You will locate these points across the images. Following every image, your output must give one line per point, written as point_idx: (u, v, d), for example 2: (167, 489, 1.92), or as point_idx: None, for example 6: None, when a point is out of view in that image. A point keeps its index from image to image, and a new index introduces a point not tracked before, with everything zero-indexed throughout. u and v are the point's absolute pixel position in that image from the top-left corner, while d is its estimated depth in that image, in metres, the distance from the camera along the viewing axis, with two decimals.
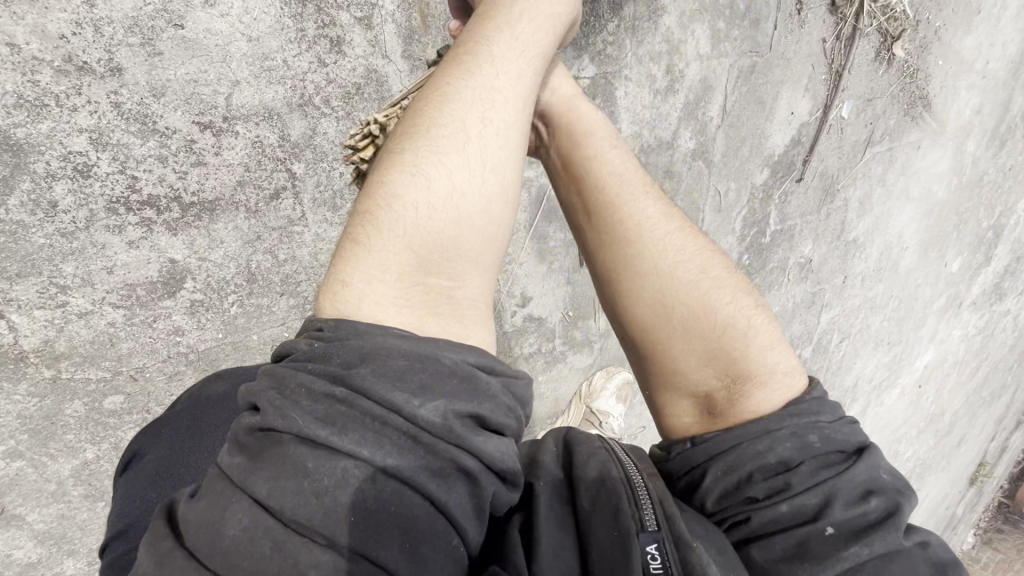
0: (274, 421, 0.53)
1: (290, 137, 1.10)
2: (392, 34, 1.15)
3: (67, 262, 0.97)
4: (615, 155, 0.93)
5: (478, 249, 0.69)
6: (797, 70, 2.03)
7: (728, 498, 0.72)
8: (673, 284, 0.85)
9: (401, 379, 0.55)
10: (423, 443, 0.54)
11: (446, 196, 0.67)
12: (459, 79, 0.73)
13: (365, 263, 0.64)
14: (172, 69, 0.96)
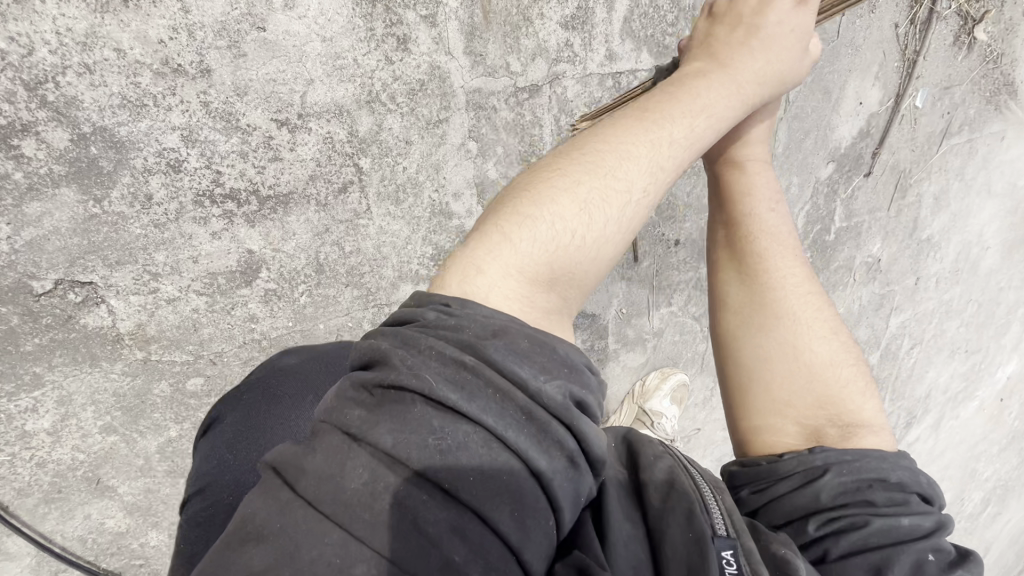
0: (404, 379, 0.61)
1: (358, 133, 1.15)
2: (456, 32, 1.18)
3: (159, 251, 1.04)
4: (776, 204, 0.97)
5: (583, 273, 0.76)
6: (866, 58, 1.94)
7: (844, 496, 0.71)
8: (810, 328, 0.89)
9: (527, 358, 0.63)
10: (537, 418, 0.61)
11: (599, 229, 0.75)
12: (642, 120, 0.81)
13: (520, 245, 0.71)
14: (254, 69, 1.02)
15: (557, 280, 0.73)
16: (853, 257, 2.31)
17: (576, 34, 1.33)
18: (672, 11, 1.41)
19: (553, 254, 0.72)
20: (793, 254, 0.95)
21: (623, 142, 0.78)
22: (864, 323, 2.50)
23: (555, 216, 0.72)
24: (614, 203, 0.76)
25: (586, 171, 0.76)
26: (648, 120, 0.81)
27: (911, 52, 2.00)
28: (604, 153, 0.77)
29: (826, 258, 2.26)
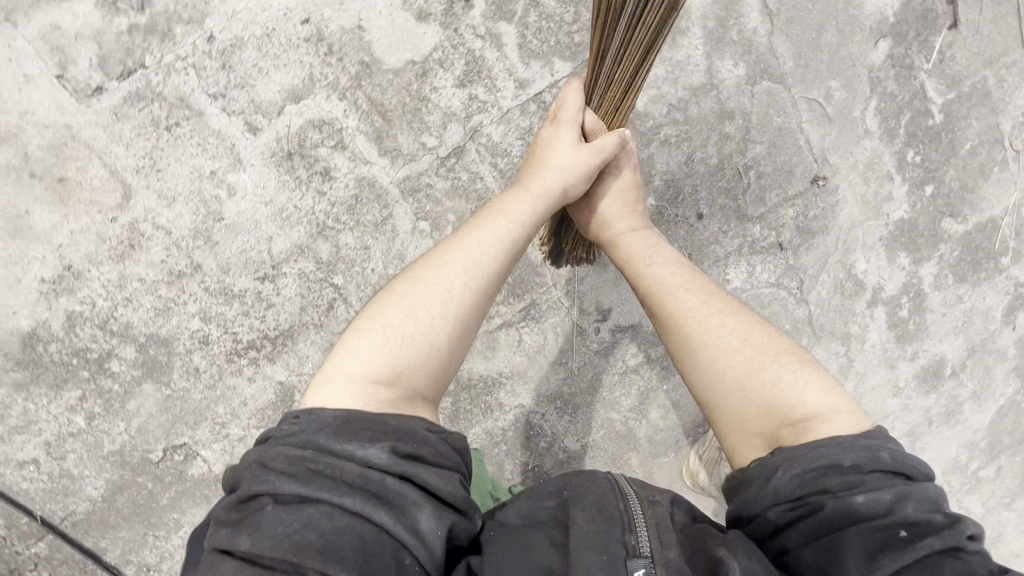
0: (257, 488, 0.71)
1: (323, 259, 1.35)
2: (364, 142, 1.33)
3: (218, 405, 1.35)
4: (659, 253, 1.10)
5: (427, 377, 0.88)
6: None
7: (805, 488, 0.77)
8: (725, 346, 0.95)
9: (354, 434, 0.75)
10: (371, 480, 0.71)
11: (428, 329, 0.89)
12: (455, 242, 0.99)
13: (357, 358, 0.85)
14: (228, 249, 1.30)
15: (400, 382, 0.85)
16: (977, 129, 1.77)
17: (476, 85, 1.37)
18: (561, 14, 1.38)
19: (389, 359, 0.85)
20: (687, 288, 1.04)
21: (436, 264, 0.96)
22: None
23: (389, 323, 0.88)
24: (447, 310, 0.91)
25: (410, 294, 0.92)
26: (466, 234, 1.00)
27: None
28: (423, 276, 0.94)
29: (937, 148, 1.76)
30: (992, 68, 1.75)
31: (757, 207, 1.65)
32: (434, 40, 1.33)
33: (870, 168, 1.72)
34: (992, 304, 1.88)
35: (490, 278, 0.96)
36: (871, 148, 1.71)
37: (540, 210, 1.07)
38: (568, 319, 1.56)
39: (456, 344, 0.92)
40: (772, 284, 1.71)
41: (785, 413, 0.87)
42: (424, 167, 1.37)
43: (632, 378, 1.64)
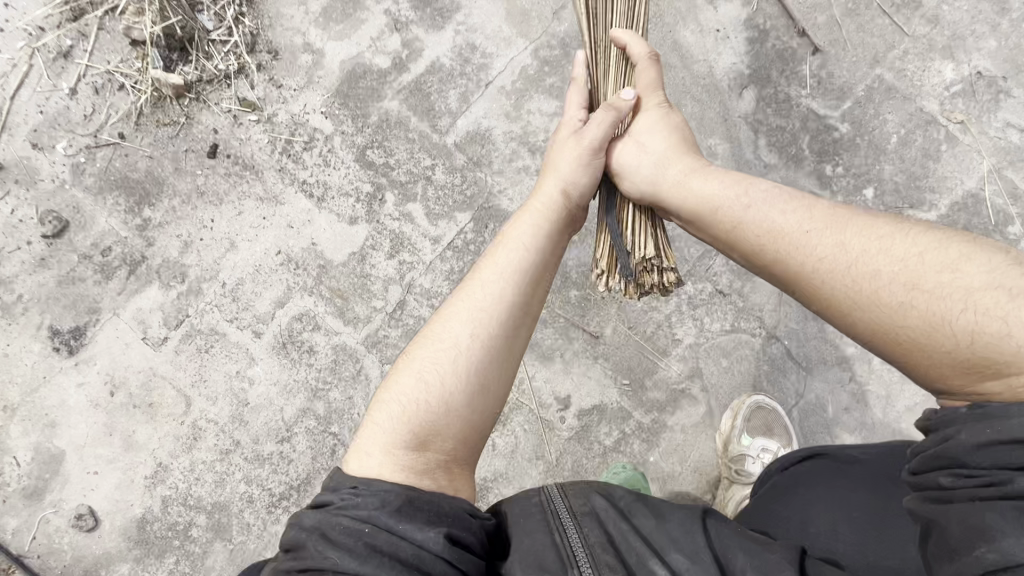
0: (319, 561, 0.81)
1: (321, 415, 1.74)
2: (332, 320, 1.76)
3: (267, 551, 1.70)
4: (761, 206, 1.06)
5: (462, 425, 0.99)
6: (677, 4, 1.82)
7: (992, 462, 0.71)
8: (879, 288, 0.88)
9: (410, 517, 0.85)
10: (426, 561, 0.82)
11: (457, 373, 1.00)
12: (465, 284, 1.10)
13: (383, 424, 0.97)
14: (256, 425, 1.74)
15: (432, 433, 0.96)
16: (894, 121, 1.75)
17: (401, 253, 1.78)
18: (451, 182, 1.80)
19: (417, 412, 0.97)
20: (837, 233, 0.96)
21: (443, 319, 1.06)
22: (1008, 160, 1.74)
23: (403, 393, 0.99)
24: (457, 358, 1.00)
25: (424, 348, 1.03)
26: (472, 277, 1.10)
27: None
28: (429, 331, 1.05)
29: (857, 153, 1.76)
30: (882, 65, 1.77)
31: (681, 266, 1.74)
32: (364, 233, 1.79)
33: None
34: None
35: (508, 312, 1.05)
36: (781, 178, 1.77)
37: (544, 234, 1.16)
38: (533, 414, 1.72)
39: (478, 391, 1.00)
40: (730, 331, 1.72)
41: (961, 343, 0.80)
42: (377, 324, 1.76)
43: (615, 457, 1.70)
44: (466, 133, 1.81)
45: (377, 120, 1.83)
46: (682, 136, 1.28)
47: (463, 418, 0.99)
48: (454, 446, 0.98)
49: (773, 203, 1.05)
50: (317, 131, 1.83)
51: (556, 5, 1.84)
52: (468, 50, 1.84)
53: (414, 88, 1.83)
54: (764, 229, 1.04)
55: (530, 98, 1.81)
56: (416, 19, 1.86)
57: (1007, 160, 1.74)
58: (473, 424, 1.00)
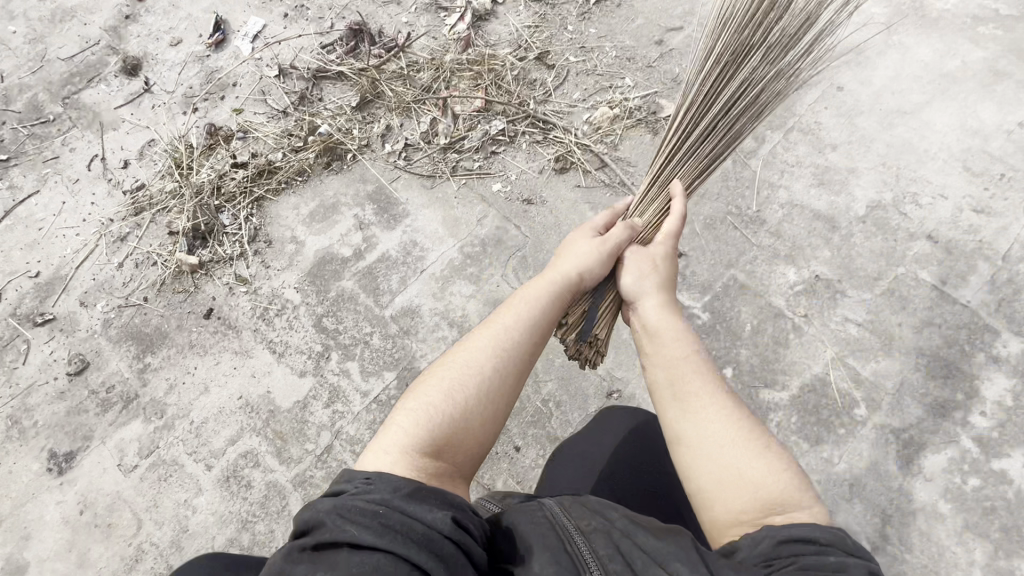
0: (333, 536, 0.91)
1: (245, 545, 1.99)
2: (270, 458, 2.10)
3: None
4: (675, 339, 1.32)
5: (460, 454, 1.17)
6: (571, 217, 2.37)
7: (810, 551, 0.99)
8: (724, 434, 1.15)
9: (426, 501, 0.99)
10: (439, 540, 0.93)
11: (464, 405, 1.19)
12: (487, 325, 1.31)
13: (400, 429, 1.14)
14: (190, 551, 2.00)
15: (438, 448, 1.14)
16: (747, 312, 2.11)
17: (336, 404, 2.16)
18: (384, 348, 2.23)
19: (426, 428, 1.14)
20: (712, 382, 1.24)
21: (464, 352, 1.26)
22: (848, 350, 2.03)
23: (424, 402, 1.18)
24: (467, 390, 1.20)
25: (444, 372, 1.23)
26: (492, 321, 1.32)
27: (606, 184, 2.42)
28: (453, 359, 1.25)
29: (718, 338, 2.10)
30: (735, 268, 2.19)
31: (566, 428, 2.02)
32: (309, 385, 2.19)
33: None
34: (861, 460, 1.89)
35: (514, 362, 1.26)
36: None
37: (555, 297, 1.38)
38: None
39: (484, 425, 1.20)
40: None
41: (773, 489, 1.09)
42: (306, 464, 2.07)
43: None
44: (400, 308, 2.28)
45: (335, 295, 2.34)
46: (668, 255, 1.51)
47: (463, 440, 1.17)
48: (457, 463, 1.17)
49: (681, 340, 1.31)
50: (287, 301, 2.35)
51: (480, 214, 2.42)
52: (411, 245, 2.40)
53: (366, 272, 2.37)
54: (674, 353, 1.29)
55: (454, 283, 2.30)
56: (376, 221, 2.46)
57: (848, 349, 2.03)
58: (463, 459, 1.19)
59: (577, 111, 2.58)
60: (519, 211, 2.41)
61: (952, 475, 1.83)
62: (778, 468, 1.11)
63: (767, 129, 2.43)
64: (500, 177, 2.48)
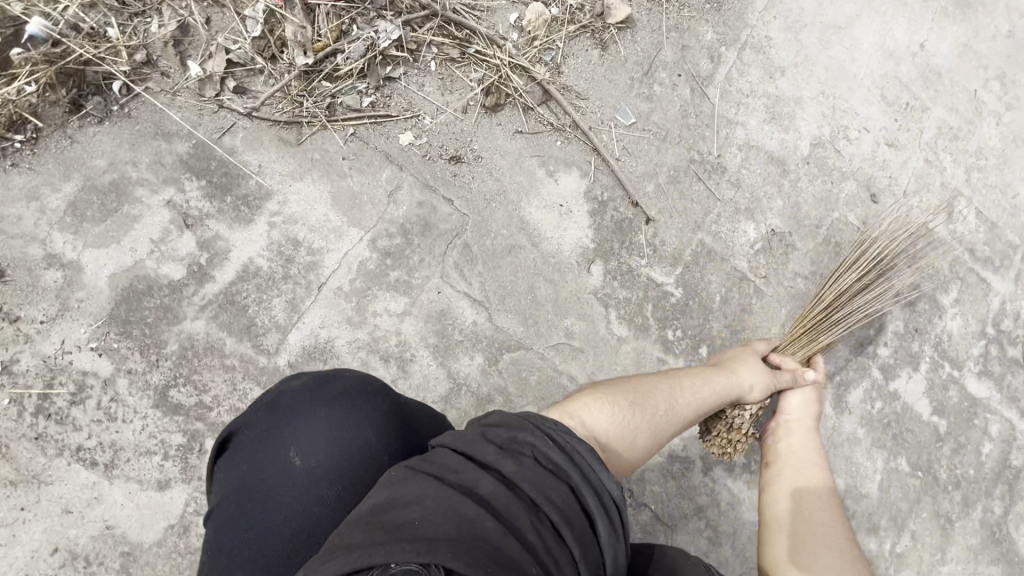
0: (531, 443, 0.98)
1: None
2: None
3: None
4: (810, 447, 1.59)
5: (625, 453, 1.29)
6: (519, 181, 1.75)
7: None
8: (820, 536, 1.47)
9: (603, 465, 1.03)
10: (603, 500, 0.99)
11: (640, 423, 1.33)
12: (676, 379, 1.48)
13: (593, 418, 1.27)
14: None
15: (610, 445, 1.26)
16: (716, 282, 1.95)
17: None
18: None
19: (615, 430, 1.27)
20: (822, 493, 1.52)
21: (655, 395, 1.40)
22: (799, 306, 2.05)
23: (604, 401, 1.31)
24: (648, 418, 1.35)
25: (626, 389, 1.38)
26: (681, 380, 1.49)
27: (553, 125, 1.79)
28: (650, 401, 1.38)
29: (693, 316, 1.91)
30: (702, 229, 1.95)
31: None
32: (182, 498, 1.41)
33: (640, 366, 1.83)
34: None
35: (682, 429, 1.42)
36: (632, 348, 1.83)
37: (725, 370, 1.54)
38: None
39: (649, 451, 1.35)
40: None
41: None
42: None
43: None
44: (301, 350, 1.54)
45: (178, 350, 1.45)
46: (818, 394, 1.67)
47: (630, 447, 1.29)
48: (617, 464, 1.26)
49: (816, 451, 1.58)
50: (88, 374, 1.39)
51: (389, 186, 1.63)
52: (289, 247, 1.54)
53: (224, 302, 1.49)
54: (801, 458, 1.58)
55: (375, 297, 1.61)
56: (214, 212, 1.50)
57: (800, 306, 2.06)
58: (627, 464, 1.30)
59: (498, 8, 1.77)
60: (445, 174, 1.68)
61: (866, 403, 2.13)
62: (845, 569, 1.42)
63: (722, 45, 2.02)
64: (408, 119, 1.65)
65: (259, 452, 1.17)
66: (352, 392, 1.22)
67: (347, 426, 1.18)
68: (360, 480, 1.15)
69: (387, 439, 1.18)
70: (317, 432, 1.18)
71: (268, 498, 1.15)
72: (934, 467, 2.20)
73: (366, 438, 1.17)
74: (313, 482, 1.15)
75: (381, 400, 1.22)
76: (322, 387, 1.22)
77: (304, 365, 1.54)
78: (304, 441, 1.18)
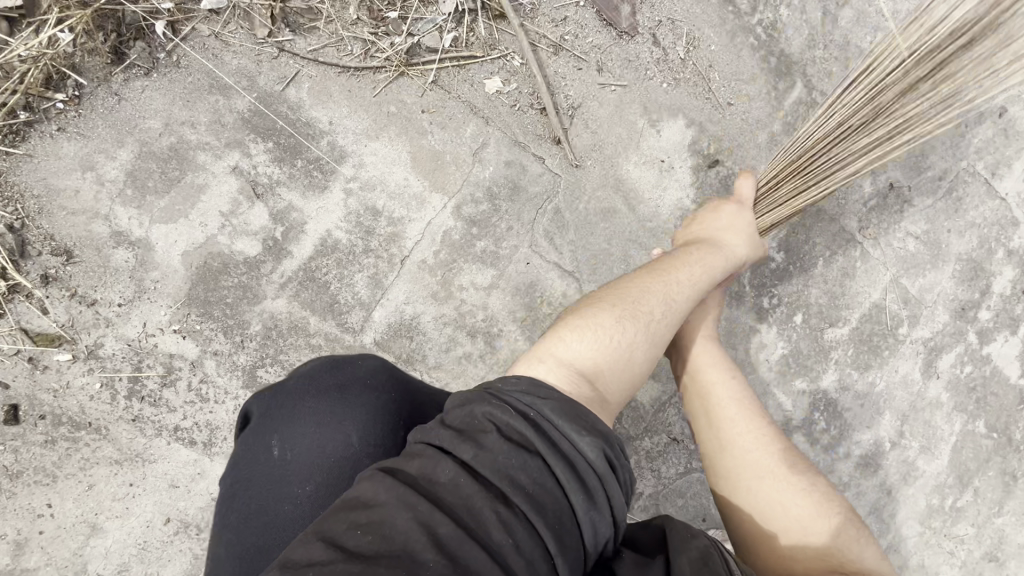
0: (491, 412, 0.82)
1: None
2: None
3: None
4: (723, 374, 1.18)
5: (614, 377, 1.00)
6: (620, 132, 1.53)
7: None
8: (766, 484, 1.03)
9: (574, 415, 0.83)
10: (578, 468, 0.80)
11: (633, 336, 1.04)
12: (651, 283, 1.13)
13: (568, 349, 0.98)
14: None
15: (599, 379, 0.98)
16: (822, 243, 1.77)
17: None
18: None
19: (603, 357, 0.99)
20: (755, 419, 1.12)
21: (633, 304, 1.08)
22: (904, 269, 1.89)
23: (589, 325, 1.02)
24: (640, 319, 1.06)
25: (619, 308, 1.06)
26: (654, 283, 1.13)
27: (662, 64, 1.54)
28: (639, 307, 1.07)
29: (790, 282, 1.77)
30: None
31: (638, 425, 1.71)
32: None
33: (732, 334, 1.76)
34: (898, 377, 1.96)
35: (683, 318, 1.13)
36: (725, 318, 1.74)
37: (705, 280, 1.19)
38: None
39: (632, 375, 1.03)
40: (684, 474, 1.73)
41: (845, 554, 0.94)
42: None
43: None
44: (387, 328, 1.44)
45: (261, 330, 1.36)
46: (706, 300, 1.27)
47: (625, 372, 1.02)
48: (608, 398, 0.98)
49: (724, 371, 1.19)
50: (175, 357, 1.33)
51: (474, 143, 1.43)
52: (368, 217, 1.39)
53: (304, 279, 1.37)
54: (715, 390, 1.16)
55: (461, 270, 1.47)
56: (285, 179, 1.33)
57: (905, 269, 1.89)
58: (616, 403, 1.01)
59: None
60: (537, 128, 1.46)
61: (957, 368, 2.01)
62: (843, 518, 0.99)
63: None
64: (495, 59, 1.41)
65: (256, 442, 1.03)
66: (354, 381, 1.03)
67: (332, 418, 1.00)
68: (331, 482, 0.98)
69: (368, 442, 0.99)
70: (311, 427, 1.00)
71: (238, 484, 1.01)
72: (1010, 429, 2.04)
73: (347, 434, 0.99)
74: (285, 474, 0.99)
75: (381, 392, 1.02)
76: (326, 375, 1.05)
77: (392, 343, 1.45)
78: (288, 429, 1.01)
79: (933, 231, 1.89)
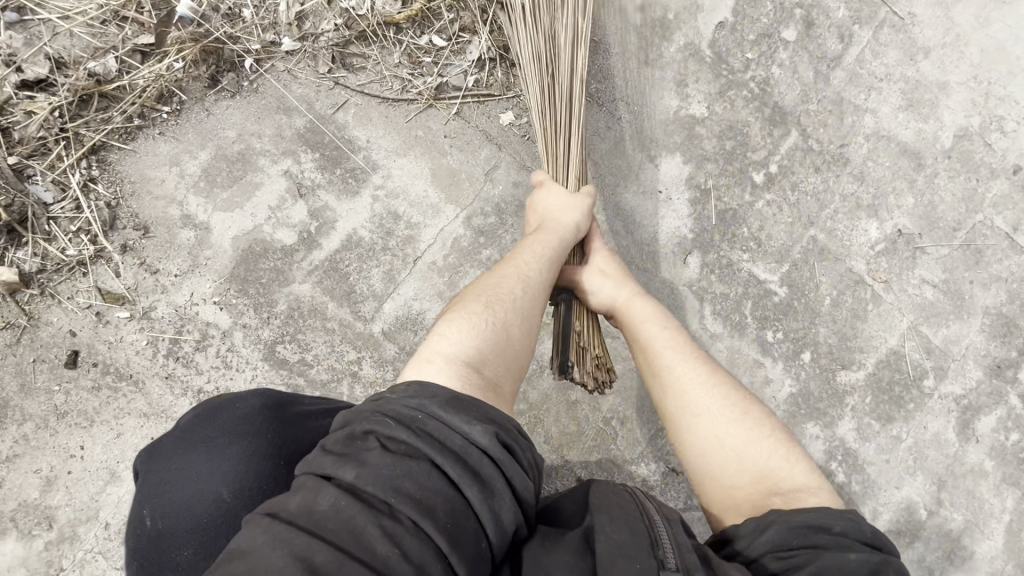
0: (371, 428, 0.88)
1: None
2: None
3: None
4: (663, 335, 1.35)
5: (501, 361, 1.13)
6: (617, 165, 1.74)
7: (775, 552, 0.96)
8: (705, 421, 1.19)
9: (448, 403, 0.92)
10: (468, 464, 0.86)
11: (506, 325, 1.17)
12: (497, 279, 1.27)
13: (449, 344, 1.09)
14: None
15: (484, 366, 1.08)
16: (827, 282, 1.79)
17: None
18: (385, 377, 1.56)
19: (482, 344, 1.10)
20: (692, 365, 1.28)
21: (482, 299, 1.20)
22: (924, 316, 1.84)
23: (461, 321, 1.13)
24: (501, 307, 1.18)
25: (477, 304, 1.18)
26: (499, 277, 1.27)
27: (660, 109, 1.74)
28: (490, 300, 1.19)
29: (796, 318, 1.77)
30: (816, 225, 1.79)
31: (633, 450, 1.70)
32: None
33: (734, 365, 1.75)
34: (927, 435, 1.83)
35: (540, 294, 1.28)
36: (726, 347, 1.75)
37: (550, 258, 1.34)
38: None
39: (515, 359, 1.16)
40: (682, 509, 1.66)
41: (775, 473, 1.11)
42: None
43: None
44: (394, 319, 1.59)
45: (286, 309, 1.55)
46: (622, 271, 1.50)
47: (506, 358, 1.14)
48: (497, 383, 1.09)
49: (663, 331, 1.36)
50: (210, 325, 1.53)
51: (487, 164, 1.64)
52: (389, 220, 1.60)
53: (329, 269, 1.57)
54: (654, 348, 1.34)
55: (466, 273, 1.62)
56: (325, 183, 1.58)
57: (924, 316, 1.84)
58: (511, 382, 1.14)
59: None
60: None
61: (999, 434, 1.84)
62: (774, 447, 1.15)
63: (856, 22, 1.81)
64: (511, 98, 1.66)
65: (138, 511, 1.08)
66: (226, 429, 1.10)
67: (197, 479, 1.06)
68: (212, 534, 1.02)
69: (242, 489, 1.04)
70: (182, 488, 1.06)
71: (131, 554, 1.07)
72: None
73: (216, 492, 1.04)
74: (164, 539, 1.04)
75: (246, 441, 1.08)
76: (191, 435, 1.11)
77: (397, 333, 1.58)
78: (158, 498, 1.07)
79: (952, 281, 1.85)
